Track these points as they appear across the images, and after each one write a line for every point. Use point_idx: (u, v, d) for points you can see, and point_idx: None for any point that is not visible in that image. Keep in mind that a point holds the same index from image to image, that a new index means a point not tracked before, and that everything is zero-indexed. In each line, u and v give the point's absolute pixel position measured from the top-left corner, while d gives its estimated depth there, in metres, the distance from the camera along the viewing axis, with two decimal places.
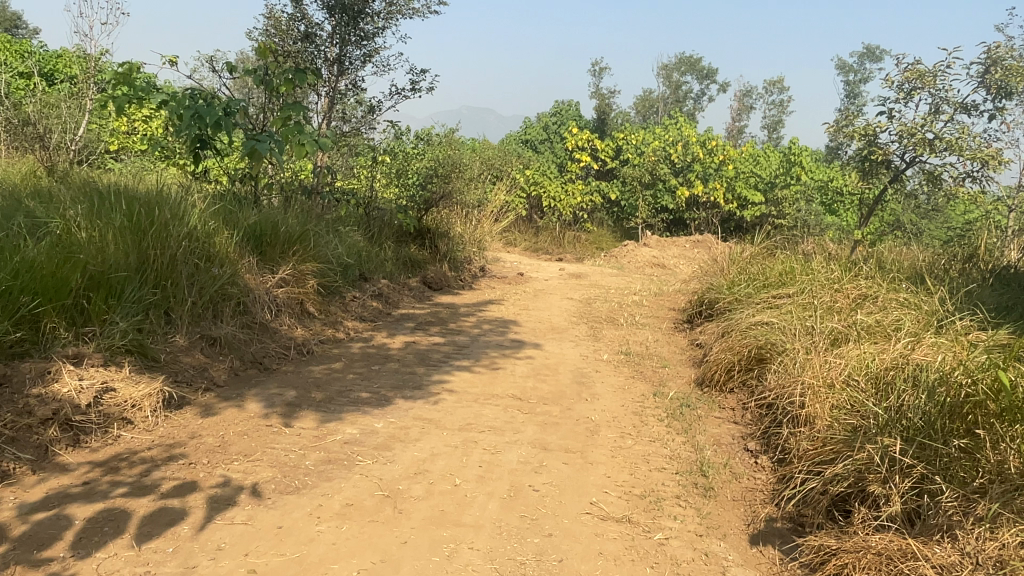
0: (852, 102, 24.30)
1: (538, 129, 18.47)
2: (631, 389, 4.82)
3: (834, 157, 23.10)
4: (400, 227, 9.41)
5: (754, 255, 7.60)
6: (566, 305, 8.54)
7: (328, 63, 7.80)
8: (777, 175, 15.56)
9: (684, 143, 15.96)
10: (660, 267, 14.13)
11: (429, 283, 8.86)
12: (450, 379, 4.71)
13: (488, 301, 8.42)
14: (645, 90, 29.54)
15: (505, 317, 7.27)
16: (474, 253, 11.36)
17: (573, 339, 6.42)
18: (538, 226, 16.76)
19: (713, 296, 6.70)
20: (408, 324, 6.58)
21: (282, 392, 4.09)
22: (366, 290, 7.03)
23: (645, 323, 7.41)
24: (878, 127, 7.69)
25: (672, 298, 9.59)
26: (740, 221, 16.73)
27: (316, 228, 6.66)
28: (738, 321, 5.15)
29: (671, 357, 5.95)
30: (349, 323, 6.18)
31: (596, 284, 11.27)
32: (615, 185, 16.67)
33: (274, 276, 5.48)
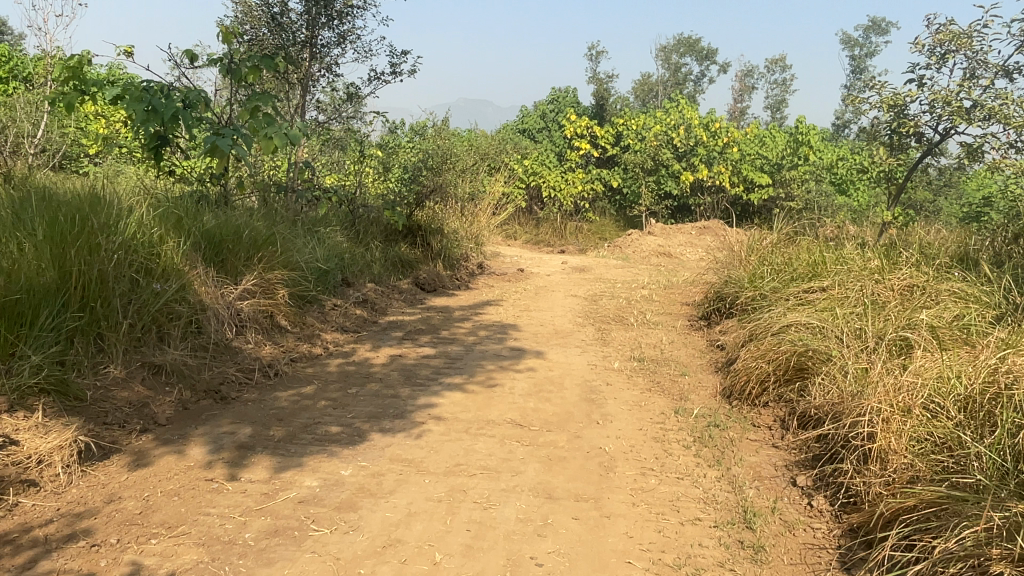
0: (858, 78, 23.48)
1: (535, 117, 17.77)
2: (648, 406, 4.16)
3: (841, 135, 22.33)
4: (388, 225, 8.60)
5: (775, 242, 6.92)
6: (571, 303, 7.87)
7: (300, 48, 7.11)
8: (785, 156, 14.92)
9: (687, 126, 15.26)
10: (666, 256, 13.45)
11: (421, 285, 8.19)
12: (439, 403, 4.05)
13: (485, 303, 7.77)
14: (644, 74, 28.76)
15: (503, 321, 6.61)
16: (471, 249, 10.71)
17: (579, 344, 5.75)
18: (539, 217, 16.10)
19: (733, 290, 6.03)
20: (396, 334, 5.92)
21: (235, 430, 3.44)
22: (349, 297, 6.38)
23: (656, 322, 6.74)
24: (907, 96, 6.96)
25: (684, 291, 8.91)
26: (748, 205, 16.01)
27: (288, 232, 5.99)
28: (767, 322, 4.49)
29: (689, 361, 5.29)
30: (327, 336, 5.52)
31: (601, 277, 10.59)
32: (617, 173, 15.97)
33: (236, 288, 4.83)
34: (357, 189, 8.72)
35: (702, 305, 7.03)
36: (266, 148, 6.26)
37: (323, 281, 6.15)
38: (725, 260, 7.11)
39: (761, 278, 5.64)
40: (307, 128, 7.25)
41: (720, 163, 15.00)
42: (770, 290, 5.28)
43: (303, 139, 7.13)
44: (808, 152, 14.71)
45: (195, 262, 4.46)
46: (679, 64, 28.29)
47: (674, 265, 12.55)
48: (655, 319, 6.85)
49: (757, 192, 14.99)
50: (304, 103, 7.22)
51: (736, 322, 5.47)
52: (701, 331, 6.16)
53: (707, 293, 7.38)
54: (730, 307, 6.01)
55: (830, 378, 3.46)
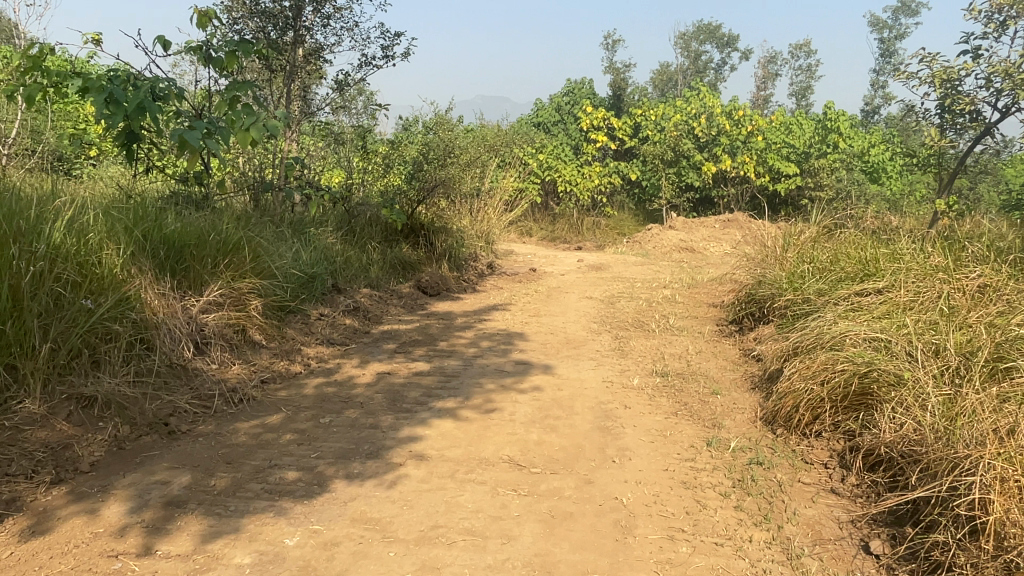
0: (888, 62, 22.51)
1: (550, 109, 17.02)
2: (674, 436, 3.47)
3: (870, 122, 21.37)
4: (387, 226, 7.98)
5: (813, 236, 6.18)
6: (585, 306, 7.21)
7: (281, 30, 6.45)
8: (812, 144, 14.15)
9: (708, 115, 14.44)
10: (689, 252, 12.72)
11: (424, 289, 7.58)
12: (424, 435, 3.42)
13: (492, 308, 7.12)
14: (662, 63, 27.85)
15: (510, 329, 5.95)
16: (480, 248, 10.06)
17: (593, 356, 5.08)
18: (555, 213, 15.41)
19: (770, 294, 5.27)
20: (388, 346, 5.30)
21: (171, 479, 2.85)
22: (339, 305, 5.77)
23: (681, 327, 6.04)
24: (961, 68, 6.03)
25: (709, 291, 8.18)
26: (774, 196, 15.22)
27: (266, 236, 5.38)
28: (814, 332, 3.85)
29: (720, 377, 4.59)
30: (309, 351, 4.89)
31: (619, 276, 9.89)
32: (636, 165, 15.22)
33: (197, 301, 4.25)
34: (353, 187, 8.11)
35: (733, 308, 6.31)
36: (242, 142, 5.66)
37: (310, 288, 5.57)
38: (757, 257, 6.37)
39: (803, 280, 4.93)
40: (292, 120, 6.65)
41: (744, 152, 14.23)
42: (814, 293, 4.59)
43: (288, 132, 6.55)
44: (838, 140, 14.03)
45: (143, 273, 3.89)
46: (699, 52, 27.36)
47: (698, 262, 11.83)
48: (679, 324, 6.14)
49: (784, 183, 14.18)
50: (289, 93, 6.61)
51: (775, 331, 4.77)
52: (734, 341, 5.43)
53: (736, 294, 6.67)
54: (767, 313, 5.27)
55: (906, 412, 2.84)
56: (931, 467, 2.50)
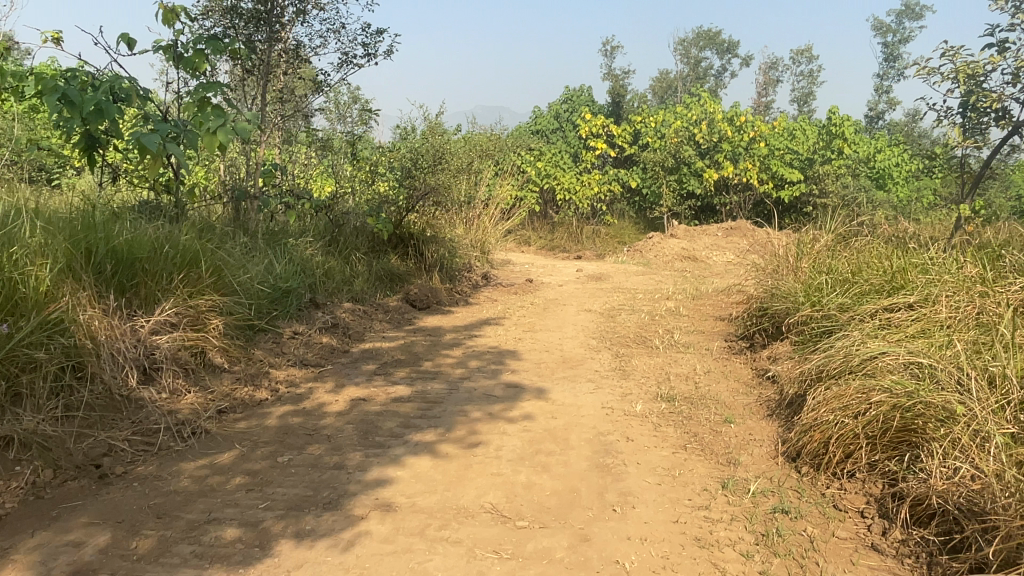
0: (891, 66, 22.20)
1: (548, 117, 16.55)
2: (684, 477, 3.01)
3: (874, 128, 21.01)
4: (371, 236, 7.47)
5: (828, 245, 5.73)
6: (584, 320, 6.75)
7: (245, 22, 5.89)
8: (816, 150, 13.75)
9: (709, 121, 14.07)
10: (691, 260, 12.29)
11: (412, 302, 7.14)
12: (395, 478, 2.96)
13: (484, 322, 6.67)
14: (662, 69, 27.49)
15: (502, 347, 5.49)
16: (474, 258, 9.62)
17: (591, 377, 4.61)
18: (554, 222, 14.99)
19: (785, 308, 4.80)
20: (367, 367, 4.84)
21: (87, 539, 2.40)
22: (316, 322, 5.31)
23: (686, 343, 5.58)
24: (987, 63, 5.57)
25: (714, 304, 7.72)
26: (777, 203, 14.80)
27: (234, 250, 4.93)
28: (841, 353, 3.41)
29: (732, 402, 4.12)
30: (278, 374, 4.44)
31: (619, 287, 9.44)
32: (636, 173, 14.80)
33: (146, 321, 3.81)
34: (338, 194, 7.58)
35: (742, 322, 5.84)
36: (209, 146, 5.21)
37: (284, 303, 5.12)
38: (768, 268, 5.90)
39: (822, 293, 4.49)
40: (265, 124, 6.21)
41: (747, 159, 13.80)
42: (835, 308, 4.16)
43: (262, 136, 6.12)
44: (843, 146, 13.63)
45: (77, 290, 3.50)
46: (699, 58, 27.02)
47: (701, 271, 11.39)
48: (685, 340, 5.68)
49: (788, 189, 13.75)
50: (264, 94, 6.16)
51: (793, 350, 4.32)
52: (745, 360, 4.95)
53: (745, 306, 6.22)
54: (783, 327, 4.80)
55: (962, 455, 2.41)
56: (1008, 533, 2.07)
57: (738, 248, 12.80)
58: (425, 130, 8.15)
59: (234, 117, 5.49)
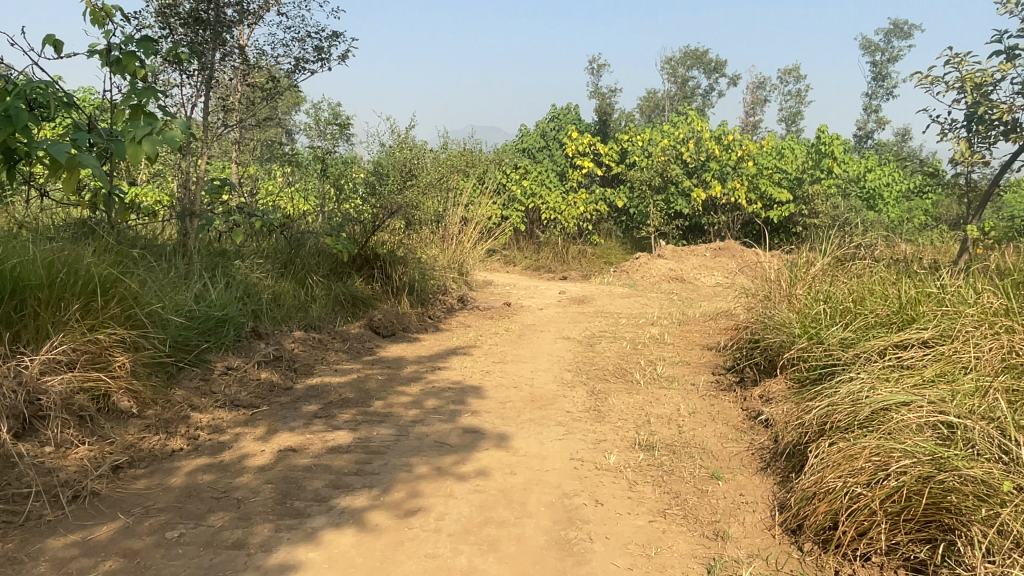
0: (880, 85, 22.10)
1: (534, 135, 15.85)
2: (661, 558, 2.45)
3: (863, 147, 20.78)
4: (333, 258, 6.90)
5: (826, 268, 5.23)
6: (561, 349, 6.20)
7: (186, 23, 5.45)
8: (805, 170, 13.38)
9: (697, 140, 13.69)
10: (678, 281, 11.85)
11: (375, 329, 6.58)
12: (303, 562, 2.40)
13: (452, 352, 6.10)
14: (650, 89, 27.25)
15: (466, 381, 4.92)
16: (449, 280, 9.07)
17: (561, 420, 4.05)
18: (539, 241, 14.52)
19: (778, 342, 4.25)
20: (309, 408, 4.27)
21: None
22: (256, 354, 4.73)
23: (670, 376, 5.04)
24: (996, 72, 5.14)
25: (702, 331, 7.19)
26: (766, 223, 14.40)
27: (157, 281, 4.43)
28: (846, 399, 2.91)
29: (720, 452, 3.57)
30: (201, 419, 3.87)
31: (602, 311, 8.92)
32: (623, 192, 14.36)
33: (33, 359, 3.30)
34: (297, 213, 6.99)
35: (732, 352, 5.31)
36: (133, 158, 4.53)
37: (217, 334, 4.57)
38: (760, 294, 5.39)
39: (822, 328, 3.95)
40: (207, 134, 5.64)
41: (735, 178, 13.38)
42: (837, 343, 3.63)
43: (203, 147, 5.55)
44: (833, 165, 13.29)
45: None
46: (687, 77, 26.83)
47: (689, 294, 10.93)
48: (669, 373, 5.14)
49: (777, 209, 13.34)
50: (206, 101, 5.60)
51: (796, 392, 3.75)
52: (735, 399, 4.39)
53: (735, 335, 5.69)
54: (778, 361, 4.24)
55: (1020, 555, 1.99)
56: None
57: (727, 269, 12.37)
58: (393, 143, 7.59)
59: (165, 123, 4.84)
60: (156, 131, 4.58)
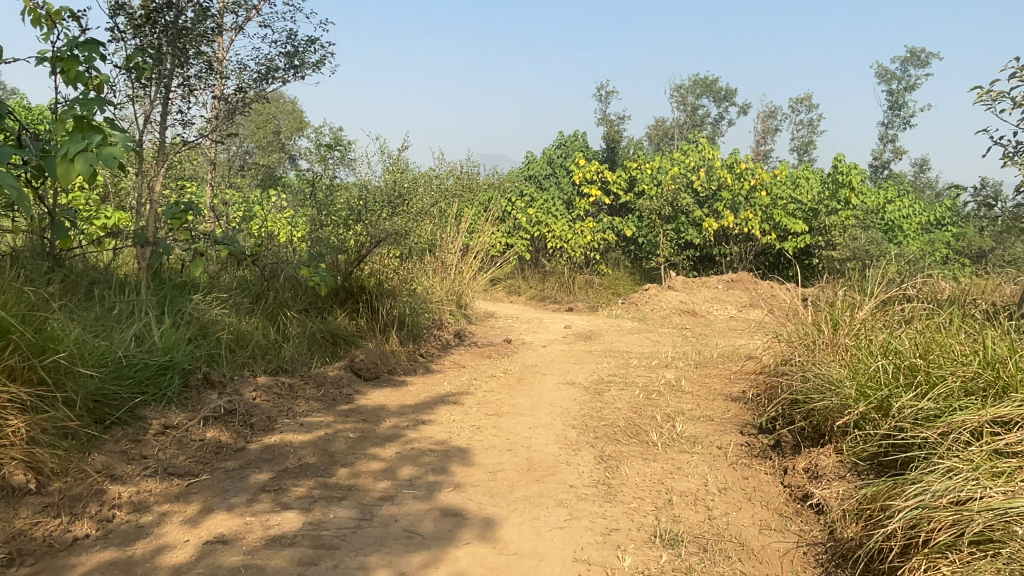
0: (897, 114, 21.60)
1: (540, 162, 15.18)
2: None
3: (880, 177, 20.13)
4: (306, 291, 6.13)
5: (874, 312, 4.48)
6: (564, 396, 5.45)
7: (149, 28, 5.00)
8: (822, 201, 12.81)
9: (708, 168, 13.05)
10: (690, 315, 11.14)
11: (356, 371, 5.86)
12: None
13: (441, 399, 5.37)
14: (659, 117, 26.76)
15: (452, 440, 4.18)
16: (444, 314, 8.38)
17: (563, 498, 3.30)
18: (545, 271, 13.86)
19: (830, 406, 3.53)
20: (259, 476, 3.54)
21: None
22: (206, 405, 4.03)
23: (691, 437, 4.28)
24: None
25: (721, 376, 6.44)
26: (781, 256, 13.66)
27: (82, 323, 3.77)
28: (944, 501, 2.35)
29: (763, 550, 2.84)
30: (121, 493, 3.15)
31: (609, 349, 8.19)
32: (632, 221, 13.70)
33: None
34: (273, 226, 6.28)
35: (764, 409, 4.54)
36: (64, 179, 3.70)
37: (157, 383, 3.91)
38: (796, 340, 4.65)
39: (890, 401, 3.27)
40: (164, 151, 4.99)
41: (748, 209, 12.72)
42: (911, 420, 3.00)
43: (162, 164, 4.87)
44: (850, 195, 12.71)
45: None
46: (697, 105, 26.37)
47: (702, 329, 10.22)
48: (691, 432, 4.39)
49: (793, 241, 12.64)
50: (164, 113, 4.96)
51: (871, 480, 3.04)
52: (773, 474, 3.64)
53: (765, 387, 4.95)
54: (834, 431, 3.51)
55: None
56: None
57: (740, 302, 11.68)
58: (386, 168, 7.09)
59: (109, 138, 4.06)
60: (96, 147, 3.79)
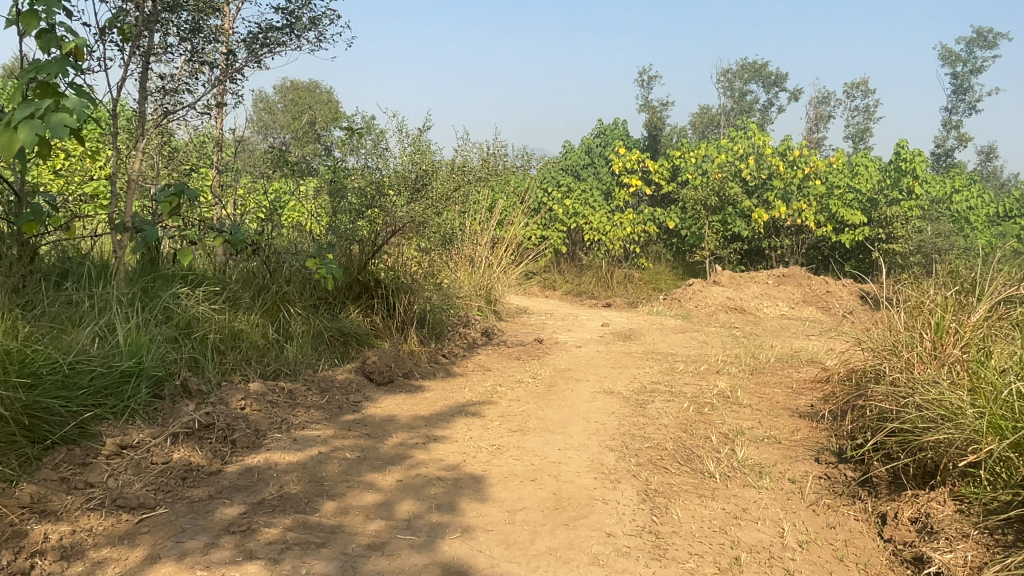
0: (961, 99, 20.18)
1: (578, 152, 14.38)
2: None
3: (944, 166, 18.80)
4: (314, 285, 5.51)
5: (988, 318, 3.67)
6: (601, 408, 4.72)
7: None
8: (884, 188, 11.79)
9: (758, 156, 12.11)
10: (738, 312, 10.30)
11: (368, 376, 5.23)
12: None
13: (460, 409, 4.69)
14: (704, 104, 25.66)
15: (467, 464, 3.50)
16: (471, 311, 7.72)
17: (599, 553, 2.59)
18: (582, 264, 13.14)
19: (949, 441, 2.79)
20: (228, 510, 2.91)
21: None
22: (178, 419, 3.43)
23: (758, 469, 3.53)
24: None
25: (781, 387, 5.62)
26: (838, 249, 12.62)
27: (28, 329, 3.24)
28: None
29: None
30: (50, 534, 2.56)
31: (652, 351, 7.42)
32: (675, 212, 12.82)
33: None
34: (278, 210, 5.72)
35: (848, 435, 3.75)
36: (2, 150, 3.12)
37: (118, 394, 3.33)
38: (893, 354, 3.83)
39: None
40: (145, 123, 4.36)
41: (800, 199, 11.74)
42: None
43: (142, 138, 4.29)
44: (914, 185, 11.56)
45: None
46: (745, 91, 25.21)
47: (752, 329, 9.37)
48: (757, 462, 3.64)
49: (849, 233, 11.66)
50: (145, 79, 4.34)
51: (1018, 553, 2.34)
52: (867, 524, 2.92)
53: (845, 405, 4.17)
54: (949, 470, 2.79)
55: None
56: None
57: (793, 299, 10.78)
58: (399, 173, 6.25)
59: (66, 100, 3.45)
60: (43, 113, 3.21)
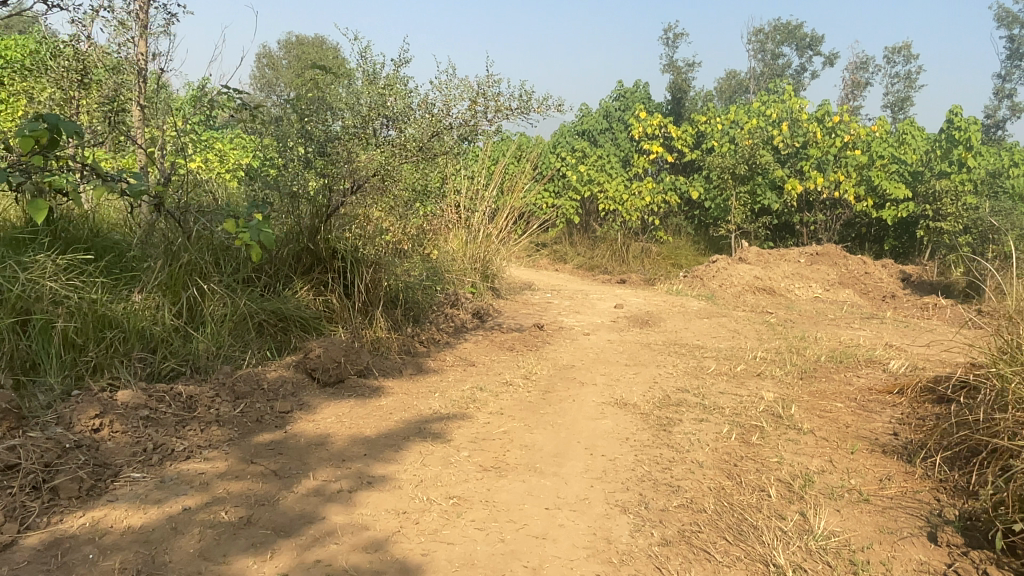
0: (1018, 64, 18.44)
1: (595, 115, 12.95)
2: None
3: (998, 136, 17.09)
4: (240, 255, 4.21)
5: None
6: (607, 433, 3.47)
7: None
8: (931, 157, 10.04)
9: (791, 122, 10.66)
10: (768, 294, 8.99)
11: (309, 374, 3.98)
12: None
13: (423, 427, 3.47)
14: (732, 69, 23.99)
15: (403, 538, 2.30)
16: (459, 289, 6.46)
17: None
18: (596, 236, 11.85)
19: None
20: None
21: None
22: None
23: (850, 560, 2.32)
24: None
25: (842, 402, 4.29)
26: (866, 232, 11.24)
27: None
28: None
29: None
30: None
31: (675, 342, 6.14)
32: (698, 181, 11.37)
33: None
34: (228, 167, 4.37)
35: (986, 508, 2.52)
36: None
37: None
38: None
39: None
40: None
41: (837, 169, 10.22)
42: None
43: None
44: (965, 156, 9.62)
45: None
46: (777, 53, 23.52)
47: (787, 314, 8.03)
48: (846, 545, 2.42)
49: (891, 210, 10.13)
50: None
51: None
52: None
53: (974, 458, 2.88)
54: None
55: None
56: None
57: (827, 280, 9.42)
58: (365, 115, 4.92)
59: None
60: None
